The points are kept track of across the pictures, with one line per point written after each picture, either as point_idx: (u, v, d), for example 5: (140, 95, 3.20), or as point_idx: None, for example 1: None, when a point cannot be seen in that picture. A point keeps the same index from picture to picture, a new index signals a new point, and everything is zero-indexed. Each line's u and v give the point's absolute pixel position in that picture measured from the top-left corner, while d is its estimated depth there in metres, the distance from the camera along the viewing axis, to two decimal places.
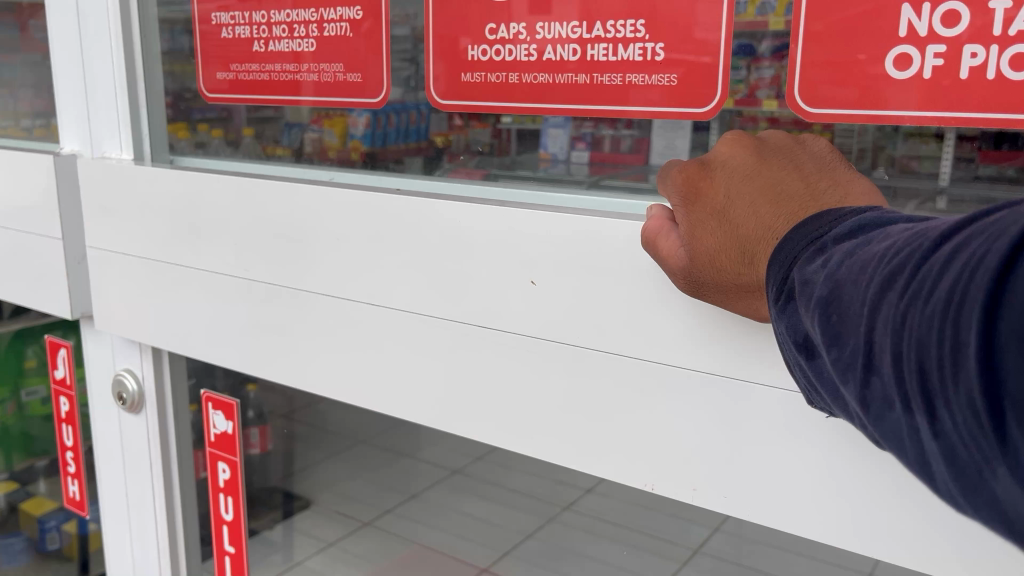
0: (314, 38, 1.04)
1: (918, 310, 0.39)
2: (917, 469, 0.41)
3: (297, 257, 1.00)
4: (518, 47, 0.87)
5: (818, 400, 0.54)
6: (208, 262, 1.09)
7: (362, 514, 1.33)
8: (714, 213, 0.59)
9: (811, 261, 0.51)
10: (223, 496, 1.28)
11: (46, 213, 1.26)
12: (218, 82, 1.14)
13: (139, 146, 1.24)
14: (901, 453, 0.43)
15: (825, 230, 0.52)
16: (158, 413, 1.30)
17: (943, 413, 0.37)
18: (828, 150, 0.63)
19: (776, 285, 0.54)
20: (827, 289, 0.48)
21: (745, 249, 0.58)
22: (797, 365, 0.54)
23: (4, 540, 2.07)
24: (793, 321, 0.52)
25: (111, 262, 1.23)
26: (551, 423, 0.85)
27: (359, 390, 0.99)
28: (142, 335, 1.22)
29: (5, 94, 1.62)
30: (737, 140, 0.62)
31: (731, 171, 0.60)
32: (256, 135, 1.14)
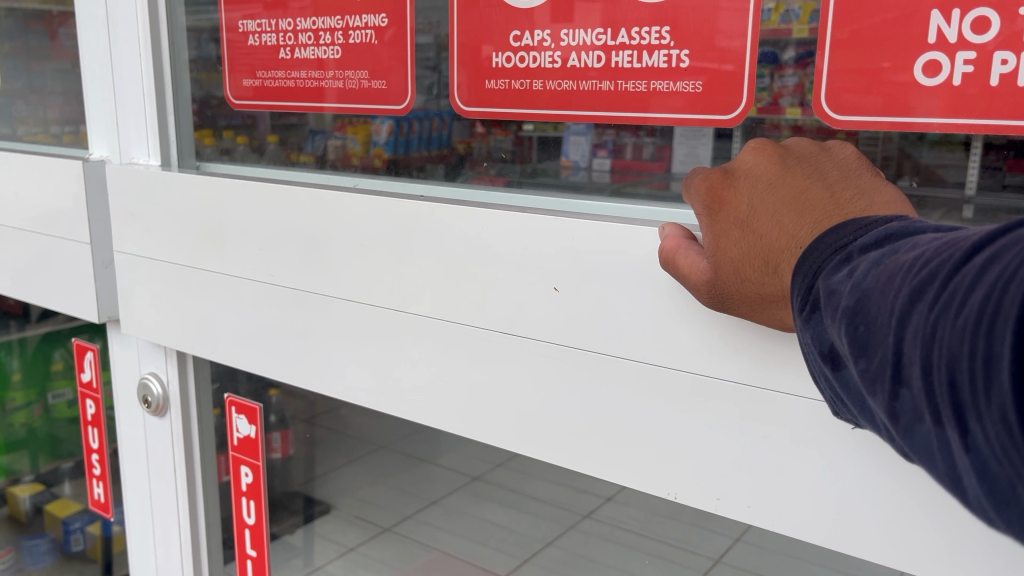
0: (339, 46, 1.04)
1: (950, 322, 0.39)
2: (947, 483, 0.41)
3: (320, 263, 1.01)
4: (543, 54, 0.87)
5: (843, 411, 0.54)
6: (233, 268, 1.10)
7: (383, 520, 1.32)
8: (738, 222, 0.59)
9: (837, 271, 0.51)
10: (245, 499, 1.29)
11: (75, 218, 1.28)
12: (244, 89, 1.16)
13: (166, 152, 1.25)
14: (931, 466, 0.42)
15: (852, 239, 0.52)
16: (182, 416, 1.31)
17: (975, 426, 0.37)
18: (854, 158, 0.63)
19: (801, 294, 0.53)
20: (854, 299, 0.47)
21: (769, 259, 0.58)
22: (823, 377, 0.53)
23: (29, 542, 2.10)
24: (818, 331, 0.52)
25: (138, 267, 1.24)
26: (572, 430, 0.84)
27: (383, 395, 0.99)
28: (166, 339, 1.23)
29: (34, 101, 1.65)
30: (761, 148, 0.62)
31: (754, 180, 0.60)
32: (280, 142, 1.15)
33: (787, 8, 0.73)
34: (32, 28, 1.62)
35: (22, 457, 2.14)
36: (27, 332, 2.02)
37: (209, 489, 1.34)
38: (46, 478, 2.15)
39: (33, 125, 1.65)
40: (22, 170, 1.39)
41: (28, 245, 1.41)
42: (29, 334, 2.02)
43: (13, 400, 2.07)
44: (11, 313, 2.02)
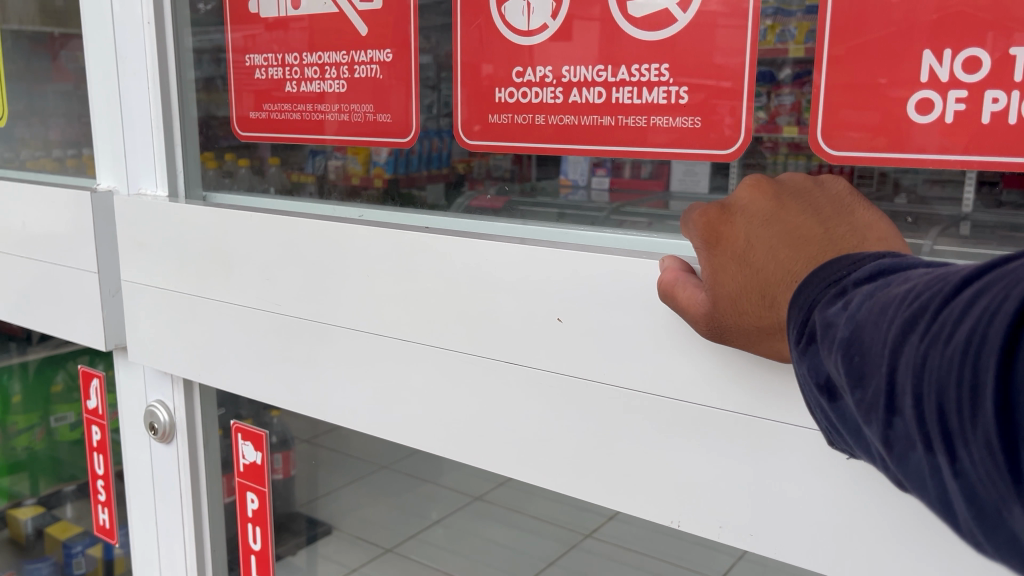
0: (345, 80, 1.06)
1: (938, 352, 0.40)
2: (939, 508, 0.42)
3: (321, 292, 1.02)
4: (545, 90, 0.88)
5: (840, 441, 0.55)
6: (240, 296, 1.11)
7: (386, 540, 1.36)
8: (735, 257, 0.60)
9: (833, 305, 0.52)
10: (251, 525, 1.29)
11: (82, 247, 1.29)
12: (250, 120, 1.18)
13: (174, 183, 1.26)
14: (924, 493, 0.43)
15: (847, 273, 0.53)
16: (188, 444, 1.31)
17: (962, 452, 0.38)
18: (845, 191, 0.64)
19: (796, 326, 0.55)
20: (849, 331, 0.48)
21: (765, 293, 0.59)
22: (821, 409, 0.55)
23: (32, 565, 2.11)
24: (814, 363, 0.53)
25: (146, 295, 1.25)
26: (576, 460, 0.85)
27: (389, 422, 1.00)
28: (173, 366, 1.24)
29: (37, 124, 1.67)
30: (757, 183, 0.63)
31: (751, 216, 0.61)
32: (281, 164, 1.17)
33: (783, 29, 0.75)
34: (36, 53, 1.64)
35: (23, 480, 2.19)
36: (29, 355, 2.08)
37: (215, 515, 1.35)
38: (44, 500, 2.17)
39: (36, 148, 1.67)
40: (24, 199, 1.40)
41: (33, 273, 1.42)
42: (30, 358, 2.09)
43: (16, 424, 2.14)
44: (13, 335, 2.10)
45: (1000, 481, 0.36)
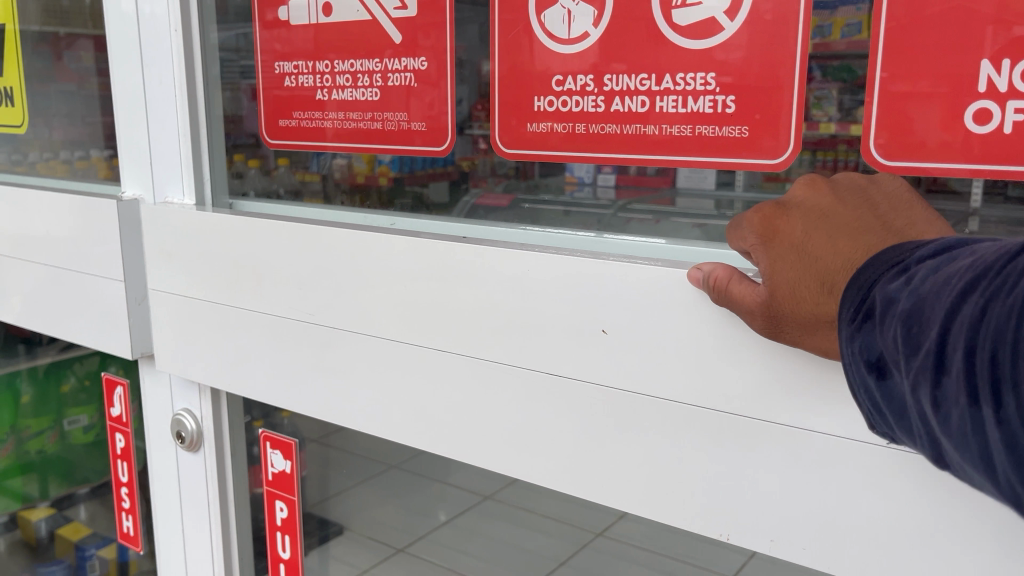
0: (378, 88, 1.05)
1: (1000, 304, 0.43)
2: (978, 463, 0.45)
3: (356, 302, 1.02)
4: (586, 99, 0.87)
5: (879, 424, 0.56)
6: (271, 306, 1.11)
7: (397, 540, 1.36)
8: (793, 247, 0.59)
9: (888, 280, 0.52)
10: (280, 534, 1.30)
11: (107, 256, 1.28)
12: (279, 128, 1.17)
13: (201, 192, 1.26)
14: (962, 450, 0.46)
15: (906, 254, 0.53)
16: (215, 452, 1.31)
17: (1011, 399, 0.41)
18: (903, 190, 0.64)
19: (841, 300, 0.55)
20: (907, 304, 0.49)
21: (828, 284, 0.58)
22: (859, 387, 0.55)
23: (47, 569, 2.12)
24: (867, 341, 0.53)
25: (173, 305, 1.24)
26: (621, 472, 0.85)
27: (425, 433, 1.00)
28: (201, 375, 1.24)
29: (39, 123, 1.65)
30: (811, 181, 0.63)
31: (807, 210, 0.61)
32: (290, 164, 1.19)
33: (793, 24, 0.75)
34: (38, 52, 1.62)
35: (34, 481, 2.18)
36: (38, 359, 2.09)
37: (241, 523, 1.34)
38: (56, 502, 2.16)
39: (43, 150, 1.65)
40: (40, 206, 1.38)
41: (51, 281, 1.41)
42: (39, 361, 2.09)
43: (28, 428, 2.13)
44: (23, 338, 2.10)
45: None
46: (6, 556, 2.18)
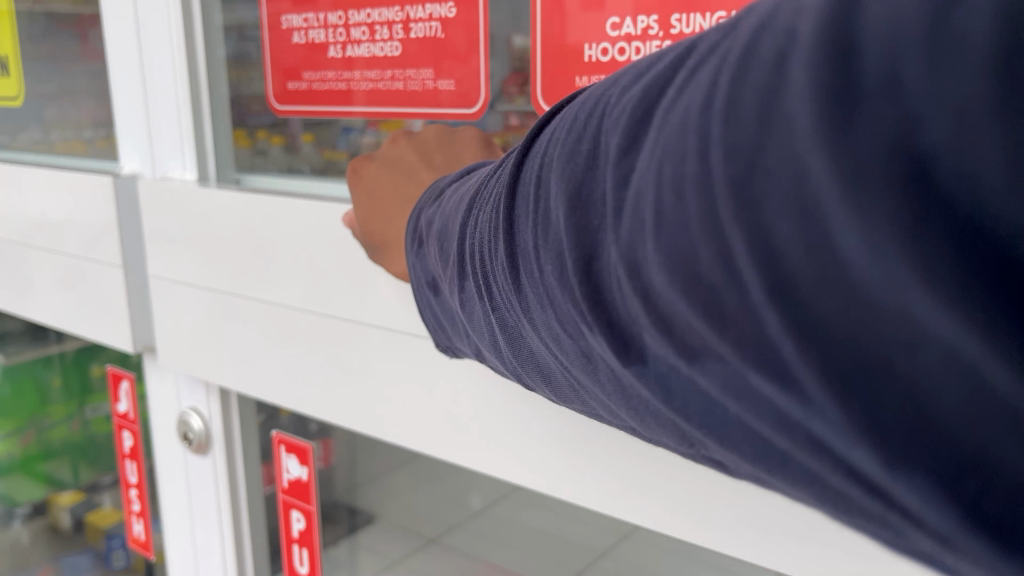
0: (399, 41, 0.93)
1: (480, 213, 0.45)
2: (494, 350, 0.47)
3: (384, 297, 0.92)
4: (648, 44, 0.74)
5: (444, 335, 0.63)
6: (284, 295, 1.02)
7: (430, 530, 1.35)
8: (365, 190, 0.85)
9: (433, 205, 0.60)
10: (298, 547, 1.19)
11: (106, 240, 1.18)
12: (289, 92, 1.06)
13: (203, 165, 1.15)
14: (485, 342, 0.48)
15: (448, 185, 0.62)
16: (225, 455, 1.21)
17: (492, 294, 0.43)
18: (467, 136, 0.87)
19: (412, 229, 0.62)
20: (440, 226, 0.54)
21: (385, 213, 0.83)
22: (429, 308, 0.61)
23: (72, 557, 2.02)
24: (423, 262, 0.60)
25: (177, 294, 1.15)
26: (688, 495, 0.75)
27: (462, 441, 0.91)
28: (212, 369, 1.14)
29: (66, 104, 1.54)
30: (396, 139, 0.89)
31: (383, 162, 0.86)
32: (315, 142, 1.06)
33: None
34: (61, 30, 1.52)
35: (63, 464, 2.11)
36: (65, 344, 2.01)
37: (256, 531, 1.25)
38: (86, 486, 2.09)
39: (66, 129, 1.54)
40: (41, 186, 1.29)
41: (56, 268, 1.31)
42: (67, 347, 2.00)
43: (51, 416, 2.06)
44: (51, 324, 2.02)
45: (513, 303, 0.40)
46: (30, 544, 2.09)
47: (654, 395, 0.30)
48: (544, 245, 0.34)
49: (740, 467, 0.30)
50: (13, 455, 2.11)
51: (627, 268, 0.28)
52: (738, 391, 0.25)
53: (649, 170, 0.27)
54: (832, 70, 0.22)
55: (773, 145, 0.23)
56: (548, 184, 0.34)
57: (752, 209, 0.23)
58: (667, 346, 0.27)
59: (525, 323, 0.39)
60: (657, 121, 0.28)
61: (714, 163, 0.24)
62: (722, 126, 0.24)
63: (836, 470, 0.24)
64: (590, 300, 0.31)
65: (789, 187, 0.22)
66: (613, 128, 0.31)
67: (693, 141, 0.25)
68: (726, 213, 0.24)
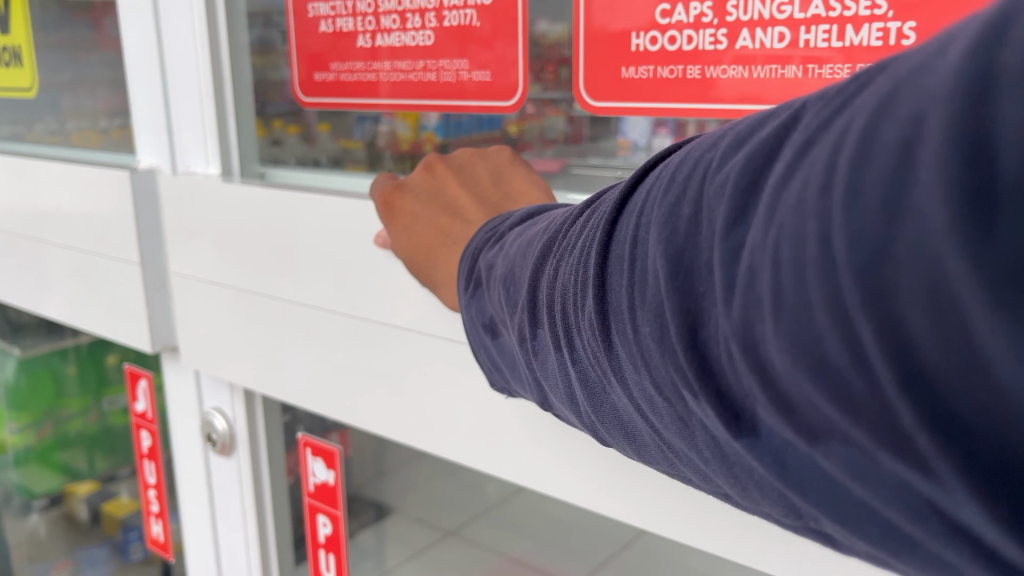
0: (432, 30, 0.89)
1: (555, 264, 0.42)
2: (569, 401, 0.45)
3: (414, 300, 0.89)
4: (702, 33, 0.70)
5: (498, 377, 0.60)
6: (313, 295, 0.99)
7: (446, 523, 1.32)
8: (404, 223, 0.81)
9: (494, 248, 0.57)
10: (325, 552, 1.17)
11: (124, 237, 1.15)
12: (315, 83, 1.01)
13: (227, 161, 1.11)
14: (557, 392, 0.46)
15: (503, 222, 0.60)
16: (250, 457, 1.18)
17: (574, 348, 0.41)
18: (505, 158, 0.83)
19: (465, 272, 0.61)
20: (505, 268, 0.52)
21: (427, 248, 0.79)
22: (484, 350, 0.59)
23: (88, 551, 2.02)
24: (480, 305, 0.58)
25: (200, 291, 1.12)
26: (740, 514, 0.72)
27: (496, 451, 0.88)
28: (238, 372, 1.11)
29: (83, 93, 1.51)
30: (429, 166, 0.83)
31: (418, 191, 0.82)
32: (332, 130, 1.04)
33: None
34: (77, 19, 1.47)
35: (79, 455, 2.06)
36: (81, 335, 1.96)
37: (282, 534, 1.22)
38: (104, 475, 2.07)
39: (83, 119, 1.51)
40: (57, 180, 1.25)
41: (73, 265, 1.28)
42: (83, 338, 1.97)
43: (68, 408, 2.04)
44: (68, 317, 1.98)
45: (601, 361, 0.38)
46: (48, 539, 2.08)
47: (768, 473, 0.28)
48: (648, 307, 0.32)
49: (856, 545, 0.29)
50: (24, 447, 2.05)
51: (743, 345, 0.26)
52: (866, 474, 0.24)
53: (763, 245, 0.25)
54: (961, 149, 0.19)
55: (907, 235, 0.21)
56: (645, 246, 0.32)
57: (884, 301, 0.21)
58: (786, 426, 0.26)
59: (611, 382, 0.38)
60: (771, 190, 0.25)
61: (837, 248, 0.22)
62: (844, 212, 0.22)
63: (974, 561, 0.22)
64: (693, 375, 0.29)
65: (919, 280, 0.20)
66: (715, 196, 0.28)
67: (812, 224, 0.23)
68: (852, 301, 0.22)
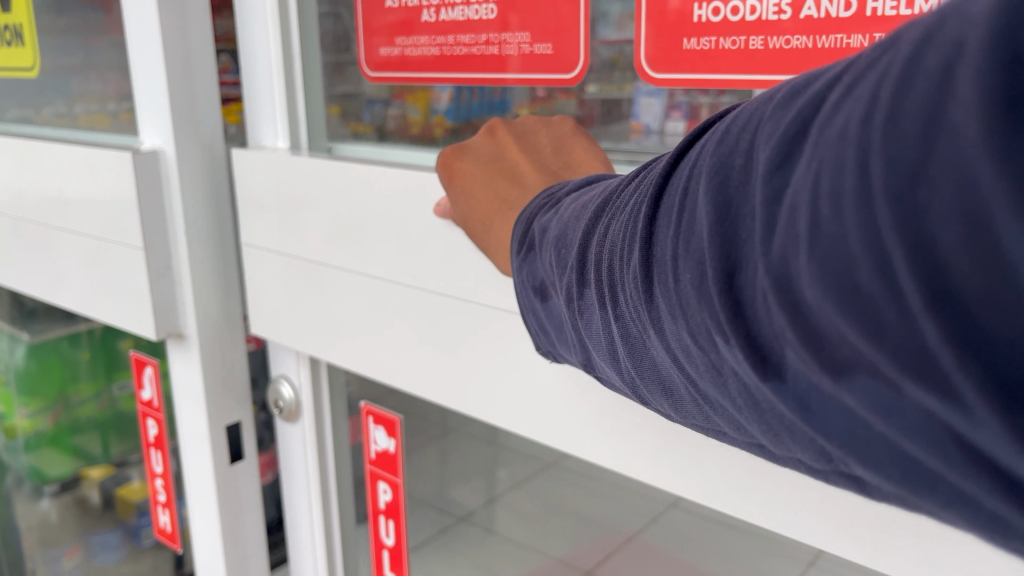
0: (496, 3, 0.85)
1: (608, 224, 0.44)
2: (609, 361, 0.46)
3: (467, 271, 0.88)
4: (766, 2, 0.67)
5: (545, 342, 0.60)
6: (373, 267, 0.98)
7: (456, 510, 1.29)
8: (462, 186, 0.79)
9: (549, 211, 0.58)
10: (384, 518, 1.17)
11: (127, 221, 1.12)
12: (381, 57, 0.99)
13: (296, 135, 1.11)
14: (599, 352, 0.47)
15: (563, 188, 0.61)
16: (315, 423, 1.24)
17: (618, 303, 0.42)
18: (568, 128, 0.81)
19: (520, 236, 0.61)
20: (558, 232, 0.52)
21: (486, 213, 0.76)
22: (533, 315, 0.59)
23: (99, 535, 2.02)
24: (531, 268, 0.58)
25: (265, 264, 1.13)
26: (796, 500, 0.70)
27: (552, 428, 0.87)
28: (299, 342, 1.13)
29: (93, 77, 1.48)
30: (491, 131, 0.82)
31: (478, 155, 0.79)
32: (343, 115, 1.08)
33: None
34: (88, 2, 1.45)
35: (93, 439, 2.04)
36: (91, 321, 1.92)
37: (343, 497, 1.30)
38: (117, 460, 2.06)
39: (92, 102, 1.48)
40: (64, 163, 1.22)
41: (80, 251, 1.25)
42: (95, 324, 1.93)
43: (79, 393, 2.00)
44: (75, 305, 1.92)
45: (641, 313, 0.39)
46: (59, 524, 2.05)
47: (790, 413, 0.30)
48: (687, 254, 0.34)
49: (883, 488, 0.30)
50: (33, 433, 2.01)
51: (776, 284, 0.28)
52: (891, 409, 0.25)
53: (804, 181, 0.27)
54: (997, 74, 0.21)
55: (940, 159, 0.22)
56: (694, 194, 0.34)
57: (915, 223, 0.23)
58: (813, 364, 0.27)
59: (649, 334, 0.39)
60: (815, 130, 0.27)
61: (873, 171, 0.24)
62: (883, 138, 0.24)
63: (993, 492, 0.23)
64: (728, 311, 0.31)
65: (953, 200, 0.22)
66: (764, 139, 0.30)
67: (852, 152, 0.25)
68: (885, 225, 0.23)
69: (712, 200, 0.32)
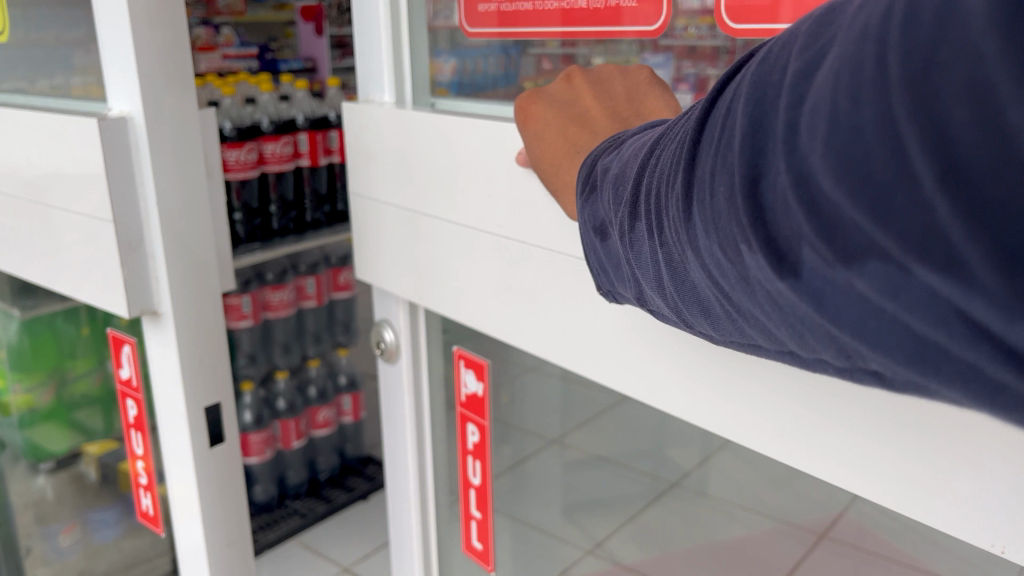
0: None
1: (657, 155, 0.43)
2: (657, 288, 0.45)
3: (539, 218, 0.86)
4: None
5: (605, 281, 0.55)
6: (463, 215, 0.96)
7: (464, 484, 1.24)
8: (535, 131, 0.74)
9: (612, 151, 0.52)
10: (472, 458, 1.16)
11: (96, 194, 1.07)
12: (479, 13, 0.92)
13: (401, 90, 1.06)
14: (651, 284, 0.45)
15: (629, 130, 0.54)
16: (412, 368, 1.22)
17: (658, 229, 0.42)
18: (643, 75, 0.74)
19: (583, 176, 0.54)
20: (619, 169, 0.48)
21: (557, 159, 0.72)
22: (593, 253, 0.54)
23: (97, 512, 2.03)
24: (594, 208, 0.52)
25: (374, 211, 1.13)
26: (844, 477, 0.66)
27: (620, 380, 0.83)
28: (397, 283, 1.13)
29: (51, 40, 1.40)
30: (568, 75, 0.76)
31: (553, 99, 0.74)
32: None
33: None
34: None
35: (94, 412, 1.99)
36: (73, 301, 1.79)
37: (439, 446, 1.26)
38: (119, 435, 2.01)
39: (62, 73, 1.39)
40: (42, 136, 1.17)
41: (59, 226, 1.21)
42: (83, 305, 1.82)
43: (74, 368, 1.94)
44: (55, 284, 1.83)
45: (679, 232, 0.39)
46: (55, 501, 2.01)
47: (806, 302, 0.32)
48: (725, 168, 0.34)
49: (895, 372, 0.31)
50: (30, 409, 1.91)
51: (798, 179, 0.30)
52: (898, 288, 0.28)
53: (826, 84, 0.29)
54: None
55: (950, 47, 0.26)
56: (735, 109, 0.35)
57: (927, 109, 0.26)
58: (827, 251, 0.30)
59: (687, 253, 0.39)
60: (837, 38, 0.30)
61: (891, 65, 0.27)
62: (903, 34, 0.27)
63: (990, 354, 0.26)
64: (759, 209, 0.32)
65: (960, 82, 0.25)
66: (797, 50, 0.32)
67: (872, 50, 0.28)
68: (901, 113, 0.26)
69: (751, 111, 0.33)
